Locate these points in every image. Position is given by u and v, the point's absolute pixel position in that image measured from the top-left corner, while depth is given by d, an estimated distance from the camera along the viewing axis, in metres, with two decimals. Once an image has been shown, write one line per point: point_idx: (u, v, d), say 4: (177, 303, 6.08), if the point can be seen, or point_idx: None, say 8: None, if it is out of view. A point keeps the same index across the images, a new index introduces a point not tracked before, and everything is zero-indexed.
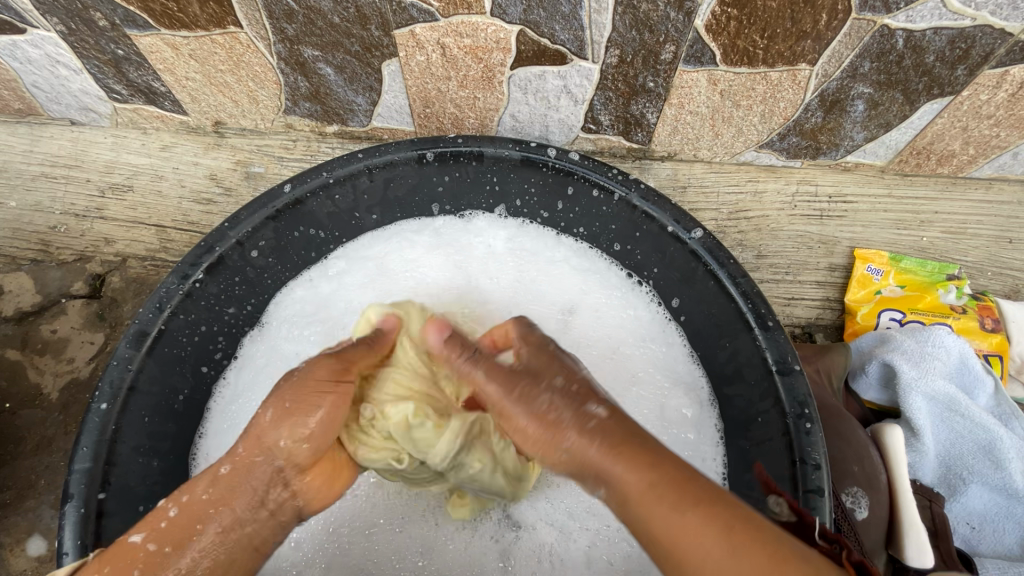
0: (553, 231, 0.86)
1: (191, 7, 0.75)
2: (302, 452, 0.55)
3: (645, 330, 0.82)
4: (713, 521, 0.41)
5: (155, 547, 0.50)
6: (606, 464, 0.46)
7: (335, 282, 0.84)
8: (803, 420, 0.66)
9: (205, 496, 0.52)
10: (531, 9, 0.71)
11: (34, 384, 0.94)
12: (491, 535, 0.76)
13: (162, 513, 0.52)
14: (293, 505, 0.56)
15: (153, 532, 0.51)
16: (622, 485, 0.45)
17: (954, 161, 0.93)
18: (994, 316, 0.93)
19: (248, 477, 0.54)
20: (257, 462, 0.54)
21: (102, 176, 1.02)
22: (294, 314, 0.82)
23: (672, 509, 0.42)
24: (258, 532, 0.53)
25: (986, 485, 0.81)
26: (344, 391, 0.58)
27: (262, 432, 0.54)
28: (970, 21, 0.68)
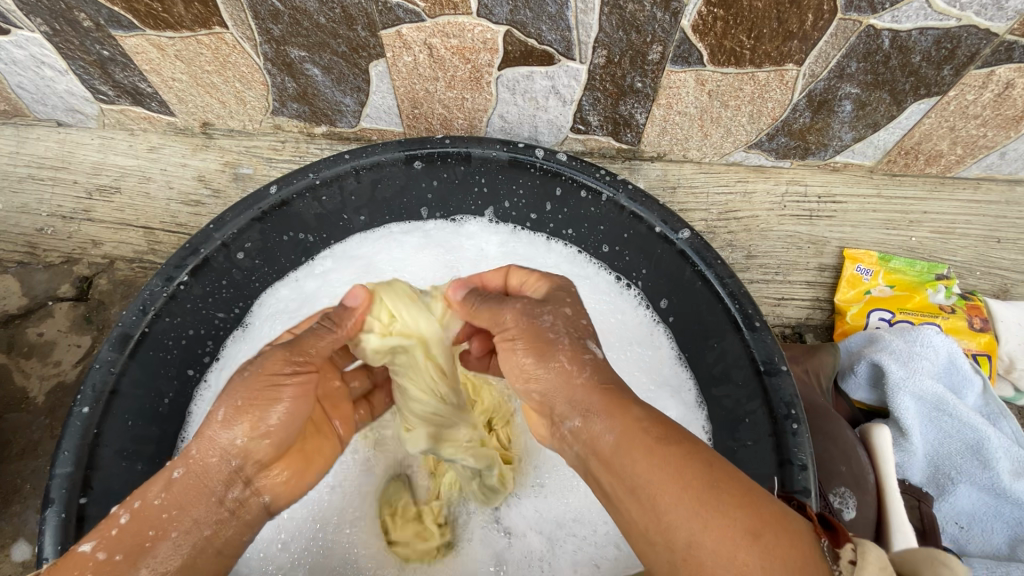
0: (542, 236, 0.86)
1: (176, 8, 0.75)
2: (260, 447, 0.53)
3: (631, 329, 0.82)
4: (692, 457, 0.43)
5: (104, 557, 0.46)
6: (583, 397, 0.50)
7: (321, 280, 0.84)
8: (790, 421, 0.66)
9: (159, 501, 0.49)
10: (518, 10, 0.71)
11: (21, 387, 0.93)
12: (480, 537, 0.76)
13: (114, 521, 0.48)
14: (258, 501, 0.54)
15: (103, 540, 0.47)
16: (610, 422, 0.48)
17: (942, 161, 0.93)
18: (983, 316, 0.93)
19: (205, 478, 0.51)
20: (213, 463, 0.52)
21: (90, 178, 1.01)
22: (279, 312, 0.81)
23: (656, 442, 0.45)
24: (221, 532, 0.51)
25: (974, 484, 0.82)
26: (302, 381, 0.56)
27: (216, 432, 0.52)
28: (956, 21, 0.68)
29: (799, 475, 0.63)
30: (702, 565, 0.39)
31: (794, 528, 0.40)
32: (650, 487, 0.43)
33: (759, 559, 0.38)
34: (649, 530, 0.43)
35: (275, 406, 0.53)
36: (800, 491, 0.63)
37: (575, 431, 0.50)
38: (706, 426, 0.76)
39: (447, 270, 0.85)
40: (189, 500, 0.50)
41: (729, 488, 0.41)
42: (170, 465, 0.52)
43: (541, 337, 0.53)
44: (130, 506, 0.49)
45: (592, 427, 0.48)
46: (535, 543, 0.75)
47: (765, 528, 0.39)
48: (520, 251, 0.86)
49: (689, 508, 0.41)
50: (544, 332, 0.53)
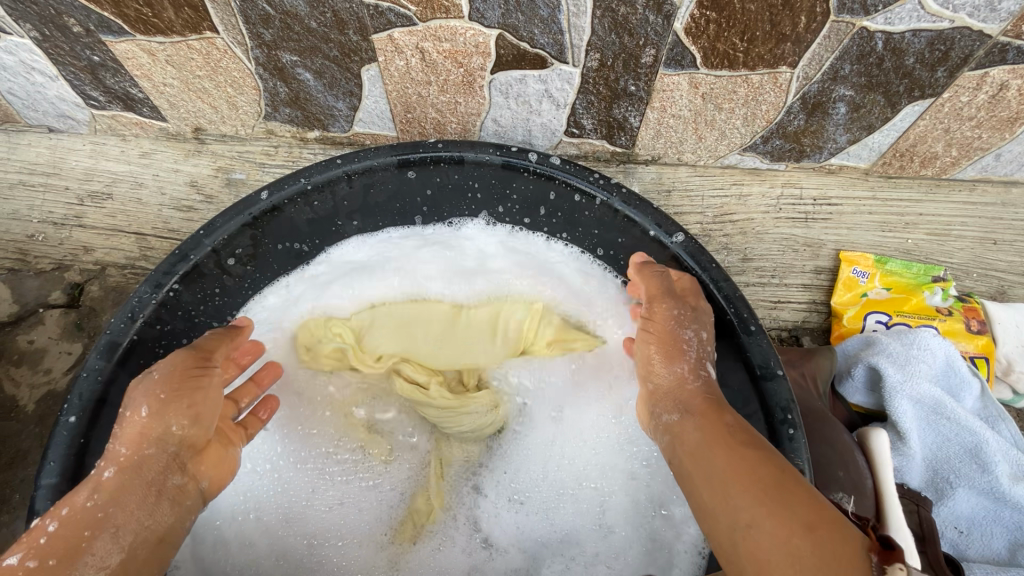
0: (541, 237, 0.86)
1: (166, 13, 0.74)
2: (186, 432, 0.57)
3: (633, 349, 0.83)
4: (769, 462, 0.48)
5: (36, 564, 0.46)
6: (690, 399, 0.58)
7: (308, 285, 0.85)
8: (786, 426, 0.65)
9: (90, 503, 0.51)
10: (510, 13, 0.71)
11: (10, 396, 0.92)
12: (464, 546, 0.83)
13: (40, 531, 0.49)
14: (196, 488, 0.58)
15: (31, 550, 0.47)
16: (701, 422, 0.55)
17: (937, 163, 0.93)
18: (980, 318, 0.92)
19: (138, 472, 0.54)
20: (144, 455, 0.55)
21: (81, 184, 1.00)
22: (264, 321, 0.84)
23: (739, 445, 0.50)
24: (160, 520, 0.53)
25: (973, 489, 0.81)
26: (215, 373, 0.62)
27: (142, 428, 0.56)
28: (948, 23, 0.68)
29: None
30: (753, 547, 0.43)
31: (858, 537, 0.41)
32: (722, 477, 0.48)
33: (813, 547, 0.40)
34: (718, 515, 0.47)
35: (199, 392, 0.59)
36: None
37: (671, 427, 0.58)
38: None
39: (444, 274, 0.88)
40: (120, 497, 0.52)
41: (795, 492, 0.45)
42: (98, 469, 0.54)
43: (675, 334, 0.64)
44: (51, 519, 0.50)
45: (686, 426, 0.56)
46: (519, 563, 0.82)
47: (824, 525, 0.41)
48: (517, 254, 0.87)
49: (755, 497, 0.45)
50: (677, 339, 0.64)
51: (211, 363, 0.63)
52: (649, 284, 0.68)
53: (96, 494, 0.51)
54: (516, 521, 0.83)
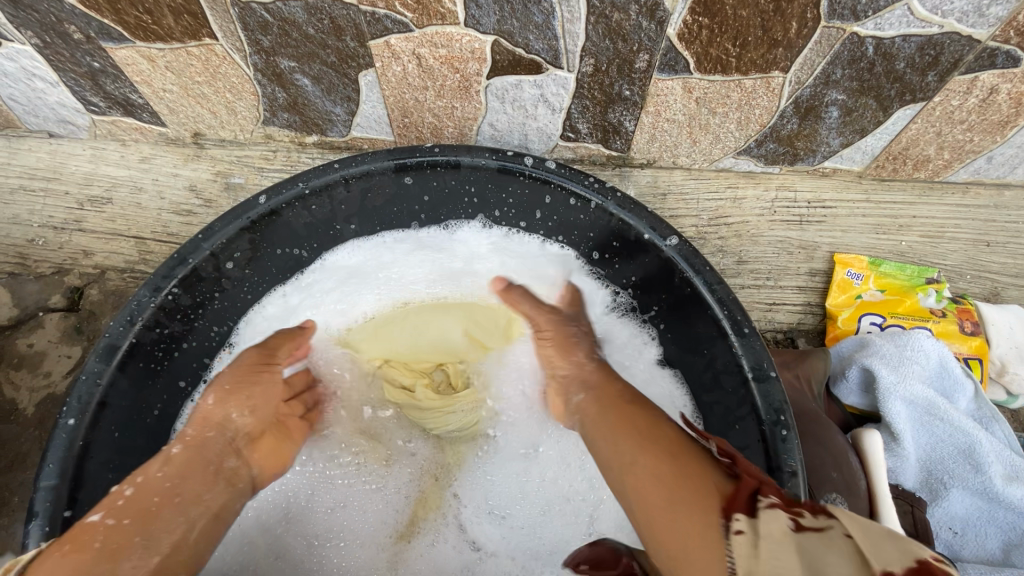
0: (537, 240, 0.87)
1: (166, 20, 0.75)
2: (244, 420, 0.67)
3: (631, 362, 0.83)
4: (649, 417, 0.57)
5: (114, 522, 0.51)
6: (589, 380, 0.68)
7: (304, 293, 0.86)
8: (778, 427, 0.65)
9: (160, 473, 0.57)
10: (505, 20, 0.72)
11: (10, 399, 0.92)
12: (454, 543, 0.83)
13: (119, 495, 0.54)
14: (246, 474, 0.65)
15: (110, 510, 0.53)
16: (601, 396, 0.64)
17: (930, 166, 0.94)
18: (974, 319, 0.93)
19: (202, 450, 0.62)
20: (206, 437, 0.63)
21: (81, 188, 1.01)
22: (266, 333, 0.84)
23: (629, 407, 0.59)
24: (215, 497, 0.59)
25: (967, 489, 0.81)
26: (275, 371, 0.73)
27: (208, 413, 0.65)
28: (938, 29, 0.68)
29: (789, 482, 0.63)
30: (634, 480, 0.50)
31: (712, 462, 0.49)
32: (614, 434, 0.56)
33: (674, 469, 0.48)
34: (611, 465, 0.54)
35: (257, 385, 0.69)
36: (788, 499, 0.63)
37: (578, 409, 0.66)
38: None
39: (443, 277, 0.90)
40: (185, 471, 0.58)
41: (666, 434, 0.53)
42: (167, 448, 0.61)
43: (568, 334, 0.76)
44: (123, 488, 0.55)
45: (587, 405, 0.64)
46: (512, 569, 0.81)
47: (685, 454, 0.50)
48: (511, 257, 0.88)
49: (635, 442, 0.53)
50: (568, 338, 0.75)
51: (274, 361, 0.74)
52: (524, 307, 0.81)
53: (163, 467, 0.57)
54: (502, 531, 0.82)
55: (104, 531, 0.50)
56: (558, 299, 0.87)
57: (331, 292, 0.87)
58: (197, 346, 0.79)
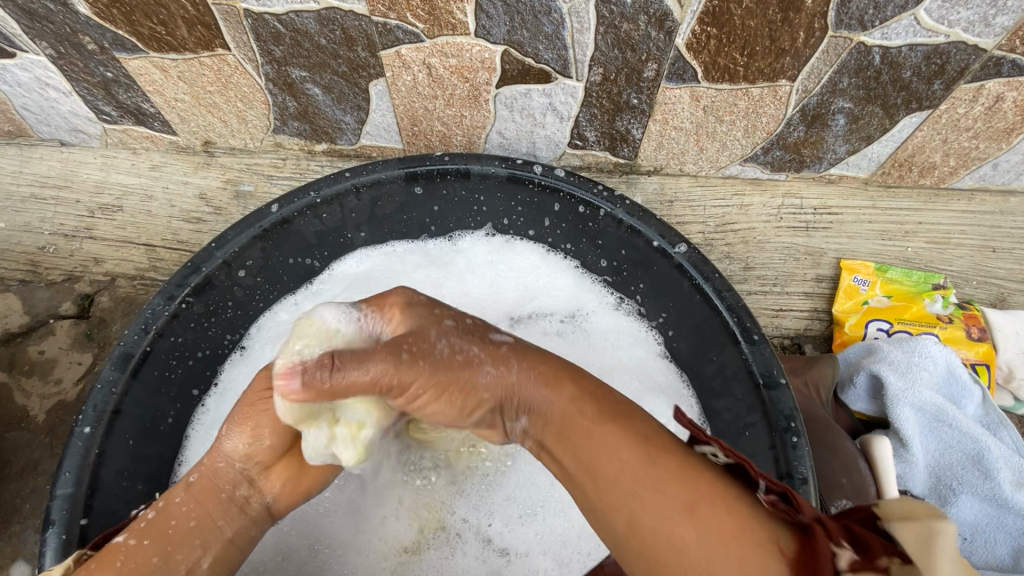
0: (541, 249, 0.87)
1: (179, 31, 0.76)
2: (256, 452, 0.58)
3: (639, 357, 0.83)
4: (628, 432, 0.43)
5: (135, 542, 0.53)
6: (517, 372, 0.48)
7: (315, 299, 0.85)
8: (789, 434, 0.66)
9: (178, 499, 0.57)
10: (515, 30, 0.73)
11: (21, 406, 0.93)
12: (477, 554, 0.77)
13: (143, 516, 0.56)
14: (260, 501, 0.60)
15: (133, 531, 0.54)
16: (544, 406, 0.46)
17: (936, 173, 0.94)
18: (980, 325, 0.93)
19: (214, 480, 0.58)
20: (218, 467, 0.58)
21: (92, 197, 1.02)
22: (277, 334, 0.83)
23: (593, 419, 0.44)
24: (226, 525, 0.58)
25: (976, 495, 0.81)
26: None
27: (222, 442, 0.59)
28: (944, 38, 0.69)
29: (801, 489, 0.63)
30: (646, 537, 0.39)
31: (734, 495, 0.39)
32: (597, 468, 0.42)
33: (695, 533, 0.38)
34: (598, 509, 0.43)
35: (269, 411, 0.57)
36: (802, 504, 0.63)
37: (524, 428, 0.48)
38: None
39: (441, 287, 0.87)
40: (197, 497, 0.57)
41: (663, 465, 0.41)
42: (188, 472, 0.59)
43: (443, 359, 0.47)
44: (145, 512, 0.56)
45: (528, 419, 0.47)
46: (545, 565, 0.76)
47: (701, 499, 0.39)
48: (511, 260, 0.88)
49: (625, 486, 0.41)
50: (456, 353, 0.48)
51: None
52: (364, 377, 0.45)
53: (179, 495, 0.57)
54: (534, 530, 0.78)
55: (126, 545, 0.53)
56: (555, 297, 0.87)
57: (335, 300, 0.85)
58: (212, 354, 0.80)
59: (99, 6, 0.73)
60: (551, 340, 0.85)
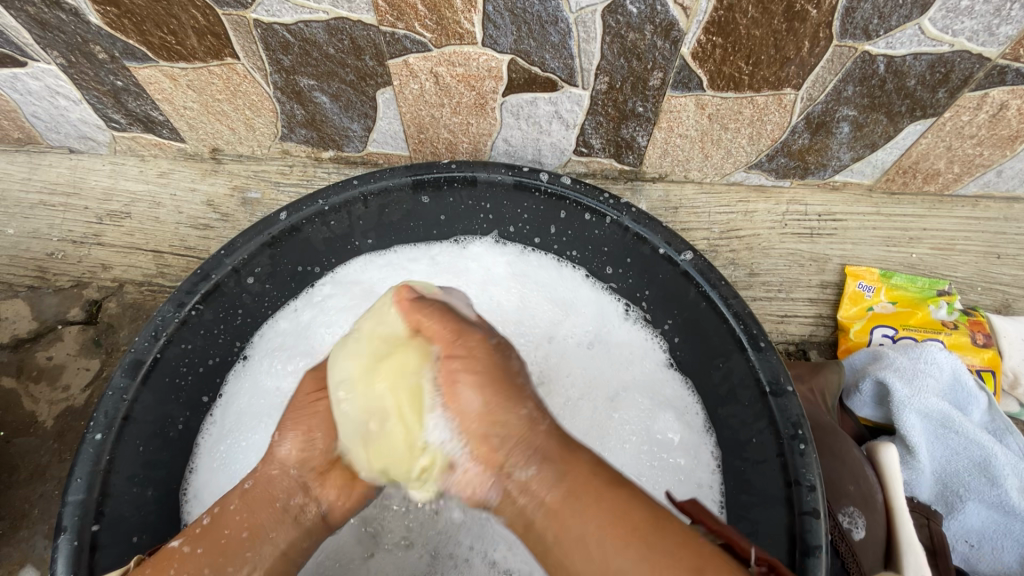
0: (553, 258, 0.88)
1: (189, 40, 0.77)
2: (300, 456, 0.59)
3: (644, 369, 0.83)
4: (637, 498, 0.48)
5: (188, 550, 0.54)
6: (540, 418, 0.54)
7: (317, 308, 0.84)
8: (796, 441, 0.66)
9: (231, 507, 0.56)
10: (522, 39, 0.73)
11: (29, 411, 0.93)
12: None
13: (197, 523, 0.57)
14: (317, 512, 0.59)
15: (187, 537, 0.55)
16: (564, 464, 0.51)
17: (940, 180, 0.95)
18: (986, 331, 0.93)
19: (269, 486, 0.58)
20: (272, 473, 0.58)
21: (100, 203, 1.03)
22: (278, 347, 0.82)
23: (602, 483, 0.49)
24: (281, 537, 0.56)
25: (982, 502, 0.81)
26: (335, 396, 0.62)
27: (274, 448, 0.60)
28: (948, 47, 0.70)
29: (808, 495, 0.64)
30: None
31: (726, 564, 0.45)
32: (597, 520, 0.47)
33: None
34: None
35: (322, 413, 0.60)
36: (810, 511, 0.63)
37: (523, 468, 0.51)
38: (715, 452, 0.77)
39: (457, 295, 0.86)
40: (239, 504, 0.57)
41: (672, 529, 0.46)
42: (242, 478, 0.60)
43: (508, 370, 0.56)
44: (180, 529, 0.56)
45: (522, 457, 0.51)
46: None
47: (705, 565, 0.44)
48: (529, 273, 0.88)
49: (635, 549, 0.45)
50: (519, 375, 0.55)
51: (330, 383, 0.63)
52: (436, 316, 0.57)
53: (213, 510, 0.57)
54: None
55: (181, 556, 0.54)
56: (581, 315, 0.86)
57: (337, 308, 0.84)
58: (221, 362, 0.80)
59: (110, 16, 0.74)
60: (585, 359, 0.84)
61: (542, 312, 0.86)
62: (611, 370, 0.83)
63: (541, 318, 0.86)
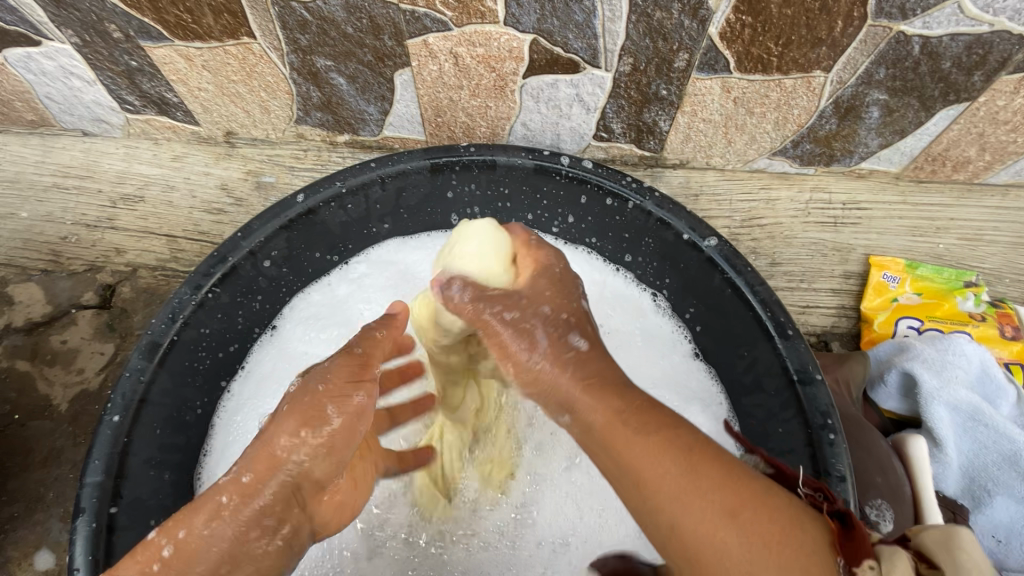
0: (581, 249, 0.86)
1: (205, 19, 0.76)
2: (319, 466, 0.52)
3: (666, 358, 0.81)
4: (671, 446, 0.44)
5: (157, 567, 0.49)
6: (575, 362, 0.48)
7: (353, 284, 0.85)
8: (826, 431, 0.64)
9: (204, 533, 0.50)
10: (545, 18, 0.71)
11: (44, 395, 0.93)
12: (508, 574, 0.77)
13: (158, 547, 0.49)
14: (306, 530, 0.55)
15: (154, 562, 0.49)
16: (589, 417, 0.47)
17: (970, 168, 0.92)
18: (1014, 324, 0.91)
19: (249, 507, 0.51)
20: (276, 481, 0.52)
21: (114, 187, 1.02)
22: (311, 318, 0.83)
23: (637, 429, 0.45)
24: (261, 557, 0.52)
25: (1011, 497, 0.79)
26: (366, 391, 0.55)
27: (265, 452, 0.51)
28: (988, 27, 0.67)
29: (839, 487, 0.62)
30: (689, 539, 0.42)
31: (778, 504, 0.43)
32: (662, 492, 0.43)
33: (739, 536, 0.41)
34: (640, 480, 0.44)
35: (361, 425, 0.54)
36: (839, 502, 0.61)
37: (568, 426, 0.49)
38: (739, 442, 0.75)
39: None
40: (284, 512, 0.52)
41: (718, 457, 0.45)
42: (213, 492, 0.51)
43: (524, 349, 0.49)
44: (174, 539, 0.50)
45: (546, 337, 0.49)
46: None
47: (745, 508, 0.42)
48: None
49: (677, 454, 0.44)
50: (560, 337, 0.49)
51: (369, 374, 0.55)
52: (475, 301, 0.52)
53: (219, 523, 0.50)
54: (568, 560, 0.76)
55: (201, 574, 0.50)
56: (620, 311, 0.84)
57: (373, 285, 0.85)
58: (241, 348, 0.80)
59: None
60: (625, 347, 0.82)
61: (582, 301, 0.84)
62: (643, 362, 0.81)
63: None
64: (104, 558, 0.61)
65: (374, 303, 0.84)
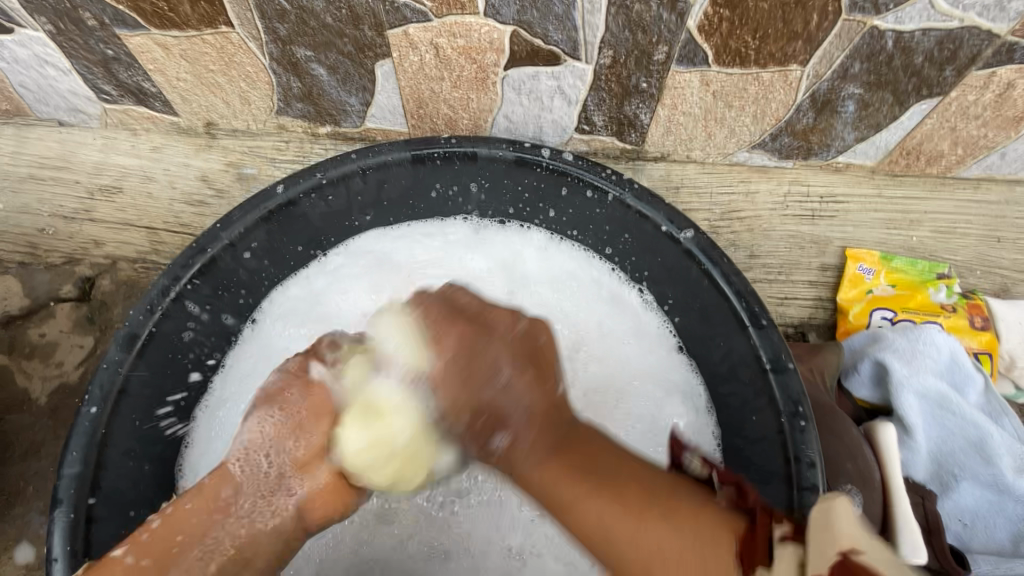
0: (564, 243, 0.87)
1: (182, 6, 0.75)
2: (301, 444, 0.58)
3: (650, 352, 0.82)
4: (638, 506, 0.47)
5: (133, 561, 0.52)
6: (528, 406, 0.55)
7: (332, 276, 0.85)
8: (798, 419, 0.66)
9: (190, 505, 0.55)
10: (525, 9, 0.71)
11: (23, 388, 0.92)
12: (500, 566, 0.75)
13: (146, 527, 0.55)
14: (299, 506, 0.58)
15: (134, 546, 0.53)
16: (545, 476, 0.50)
17: (943, 161, 0.94)
18: (983, 315, 0.95)
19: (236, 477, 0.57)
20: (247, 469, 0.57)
21: (91, 178, 1.00)
22: (290, 311, 0.83)
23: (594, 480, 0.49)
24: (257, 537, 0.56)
25: (976, 481, 0.82)
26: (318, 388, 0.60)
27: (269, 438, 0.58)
28: (958, 22, 0.68)
29: (808, 472, 0.64)
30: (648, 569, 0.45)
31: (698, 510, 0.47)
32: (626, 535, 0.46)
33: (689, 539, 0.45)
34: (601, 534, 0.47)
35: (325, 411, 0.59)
36: (809, 487, 0.64)
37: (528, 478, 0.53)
38: (715, 431, 0.77)
39: (502, 266, 0.87)
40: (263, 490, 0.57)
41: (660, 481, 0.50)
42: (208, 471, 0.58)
43: (484, 387, 0.55)
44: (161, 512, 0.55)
45: (505, 410, 0.55)
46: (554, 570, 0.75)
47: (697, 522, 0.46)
48: (555, 259, 0.87)
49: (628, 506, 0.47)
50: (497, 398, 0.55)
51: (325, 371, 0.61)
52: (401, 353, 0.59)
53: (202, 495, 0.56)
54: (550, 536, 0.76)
55: (181, 543, 0.53)
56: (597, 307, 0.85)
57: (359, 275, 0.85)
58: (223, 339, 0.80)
59: None
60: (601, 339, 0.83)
61: (574, 296, 0.86)
62: (628, 356, 0.82)
63: (570, 302, 0.85)
64: (83, 549, 0.62)
65: (352, 294, 0.85)
